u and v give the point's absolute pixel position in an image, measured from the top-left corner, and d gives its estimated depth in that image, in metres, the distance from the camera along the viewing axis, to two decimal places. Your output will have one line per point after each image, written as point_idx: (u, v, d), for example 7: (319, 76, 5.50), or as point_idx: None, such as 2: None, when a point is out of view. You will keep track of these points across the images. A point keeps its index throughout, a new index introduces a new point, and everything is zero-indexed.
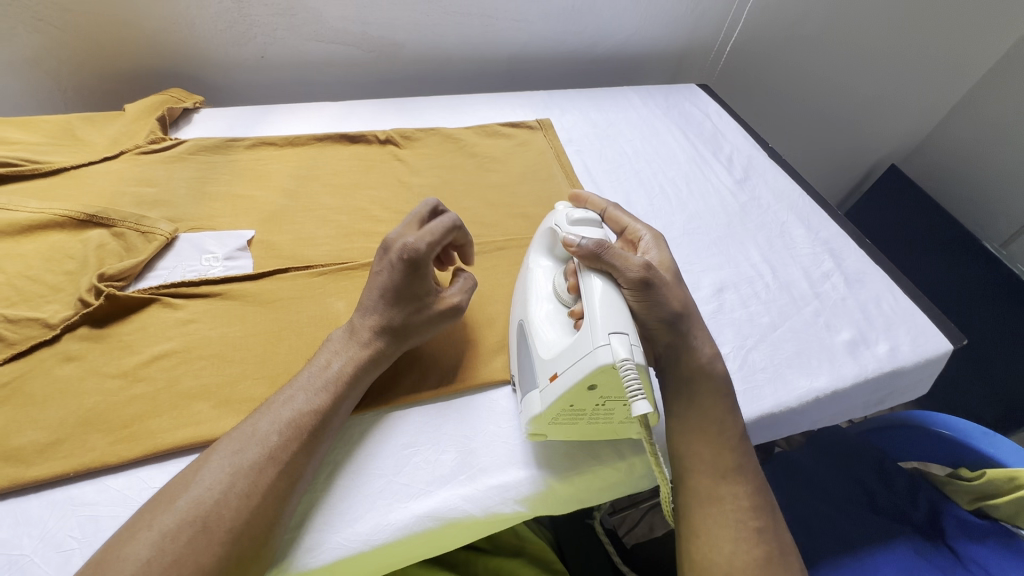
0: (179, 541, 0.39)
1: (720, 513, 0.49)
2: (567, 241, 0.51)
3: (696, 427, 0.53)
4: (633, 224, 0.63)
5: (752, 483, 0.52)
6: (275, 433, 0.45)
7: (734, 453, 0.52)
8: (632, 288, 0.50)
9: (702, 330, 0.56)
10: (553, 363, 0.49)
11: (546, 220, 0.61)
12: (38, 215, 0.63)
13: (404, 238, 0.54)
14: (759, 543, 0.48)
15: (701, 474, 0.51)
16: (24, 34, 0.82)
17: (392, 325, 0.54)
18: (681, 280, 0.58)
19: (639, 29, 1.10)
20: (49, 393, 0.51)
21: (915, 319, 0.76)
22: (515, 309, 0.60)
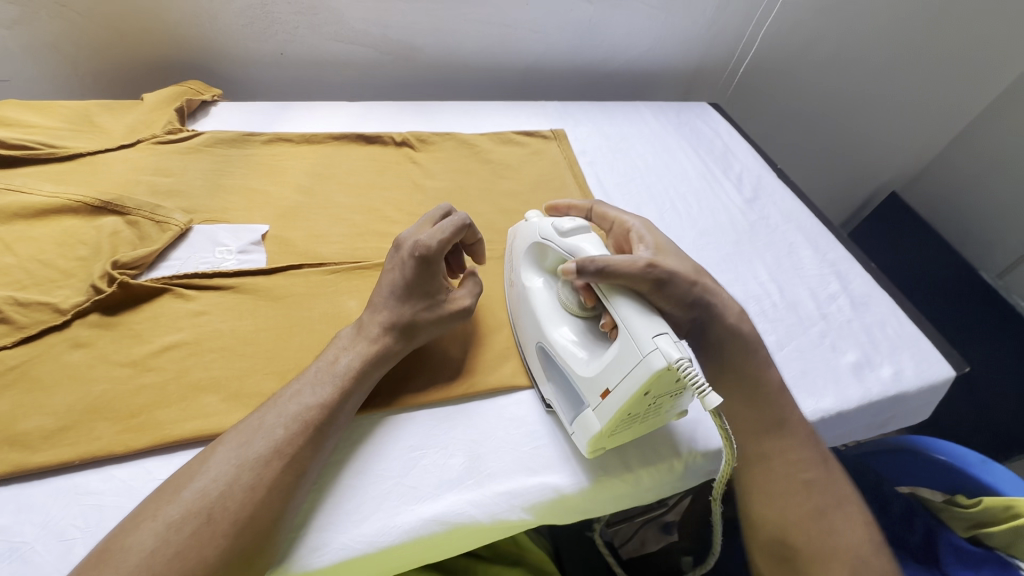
0: (184, 532, 0.38)
1: (769, 470, 0.52)
2: (567, 270, 0.51)
3: (737, 393, 0.55)
4: (621, 215, 0.64)
5: (800, 436, 0.53)
6: (281, 426, 0.45)
7: (776, 412, 0.54)
8: (642, 278, 0.49)
9: (721, 291, 0.56)
10: (601, 378, 0.49)
11: (529, 229, 0.61)
12: (53, 200, 0.62)
13: (416, 238, 0.55)
14: (810, 495, 0.51)
15: (745, 435, 0.54)
16: (45, 19, 0.82)
17: (401, 322, 0.54)
18: (678, 252, 0.58)
19: (654, 46, 1.12)
20: (56, 379, 0.51)
21: (919, 345, 0.77)
22: (525, 329, 0.60)
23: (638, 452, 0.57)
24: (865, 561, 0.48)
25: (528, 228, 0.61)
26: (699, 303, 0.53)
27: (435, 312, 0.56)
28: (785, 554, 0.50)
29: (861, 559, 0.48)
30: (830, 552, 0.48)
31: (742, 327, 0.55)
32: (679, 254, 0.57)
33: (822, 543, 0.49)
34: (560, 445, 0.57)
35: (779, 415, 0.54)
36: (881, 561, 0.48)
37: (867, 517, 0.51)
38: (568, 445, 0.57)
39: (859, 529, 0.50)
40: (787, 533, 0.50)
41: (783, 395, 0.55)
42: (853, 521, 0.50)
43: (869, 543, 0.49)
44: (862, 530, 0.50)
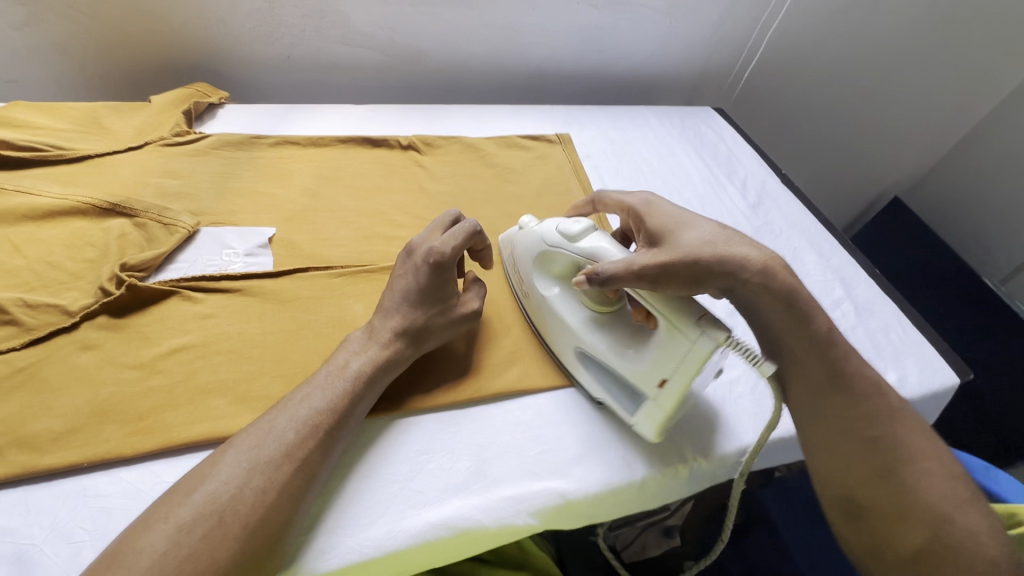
0: (195, 535, 0.39)
1: (828, 428, 0.49)
2: (578, 284, 0.53)
3: (783, 350, 0.50)
4: (624, 197, 0.64)
5: (860, 391, 0.48)
6: (292, 430, 0.45)
7: (831, 366, 0.49)
8: (638, 281, 0.50)
9: (739, 245, 0.52)
10: (654, 371, 0.52)
11: (529, 235, 0.62)
12: (61, 201, 0.63)
13: (429, 243, 0.56)
14: (876, 453, 0.47)
15: (799, 392, 0.50)
16: (53, 20, 0.83)
17: (413, 327, 0.54)
18: (689, 223, 0.55)
19: (658, 50, 1.12)
20: (65, 381, 0.51)
21: (923, 352, 0.77)
22: (549, 332, 0.62)
23: (643, 458, 0.57)
24: (949, 520, 0.44)
25: (528, 234, 0.63)
26: (705, 278, 0.50)
27: (446, 317, 0.56)
28: (854, 512, 0.47)
29: (943, 517, 0.44)
30: (904, 511, 0.45)
31: (772, 285, 0.50)
32: (688, 225, 0.55)
33: (895, 502, 0.45)
34: (565, 449, 0.57)
35: (836, 369, 0.49)
36: (970, 517, 0.44)
37: (949, 468, 0.47)
38: (574, 450, 0.57)
39: (940, 484, 0.45)
40: (853, 492, 0.47)
41: (837, 346, 0.50)
42: (932, 476, 0.46)
43: (953, 498, 0.45)
44: (944, 484, 0.45)
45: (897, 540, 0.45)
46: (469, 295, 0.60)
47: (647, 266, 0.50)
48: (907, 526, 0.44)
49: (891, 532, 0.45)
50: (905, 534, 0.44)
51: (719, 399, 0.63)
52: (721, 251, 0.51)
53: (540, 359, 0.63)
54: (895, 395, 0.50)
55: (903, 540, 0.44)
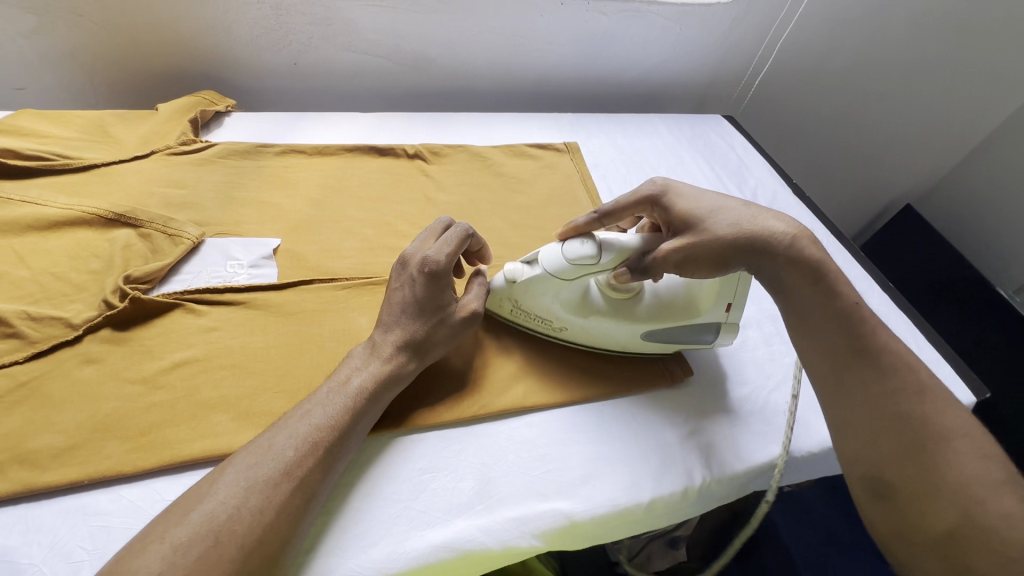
0: (191, 555, 0.38)
1: (850, 403, 0.47)
2: (622, 275, 0.57)
3: (808, 327, 0.51)
4: (634, 192, 0.59)
5: (884, 364, 0.47)
6: (291, 448, 0.45)
7: (855, 340, 0.48)
8: (677, 262, 0.53)
9: (763, 220, 0.52)
10: (718, 302, 0.60)
11: (531, 279, 0.58)
12: (66, 211, 0.62)
13: (423, 253, 0.55)
14: (901, 428, 0.44)
15: (826, 367, 0.50)
16: (62, 29, 0.83)
17: (415, 339, 0.53)
18: (714, 198, 0.55)
19: (668, 58, 1.11)
20: (67, 395, 0.51)
21: (938, 369, 0.75)
22: (593, 340, 0.63)
23: (650, 478, 0.56)
24: (982, 500, 0.40)
25: (527, 280, 0.59)
26: (743, 250, 0.52)
27: (449, 325, 0.56)
28: (882, 491, 0.44)
29: (974, 497, 0.40)
30: (932, 488, 0.42)
31: (798, 259, 0.51)
32: (713, 200, 0.55)
33: (921, 479, 0.42)
34: (571, 467, 0.56)
35: (861, 343, 0.48)
36: (1006, 499, 0.39)
37: (986, 450, 0.42)
38: (580, 468, 0.56)
39: (973, 463, 0.41)
40: (880, 470, 0.44)
41: (864, 319, 0.49)
42: (965, 456, 0.42)
43: (989, 478, 0.41)
44: (979, 463, 0.41)
45: (924, 520, 0.41)
46: (468, 297, 0.59)
47: (684, 245, 0.52)
48: (934, 505, 0.41)
49: (917, 511, 0.42)
50: (933, 513, 0.41)
51: (729, 418, 0.62)
52: (752, 224, 0.52)
53: (546, 375, 0.62)
54: (928, 374, 0.47)
55: (930, 521, 0.41)
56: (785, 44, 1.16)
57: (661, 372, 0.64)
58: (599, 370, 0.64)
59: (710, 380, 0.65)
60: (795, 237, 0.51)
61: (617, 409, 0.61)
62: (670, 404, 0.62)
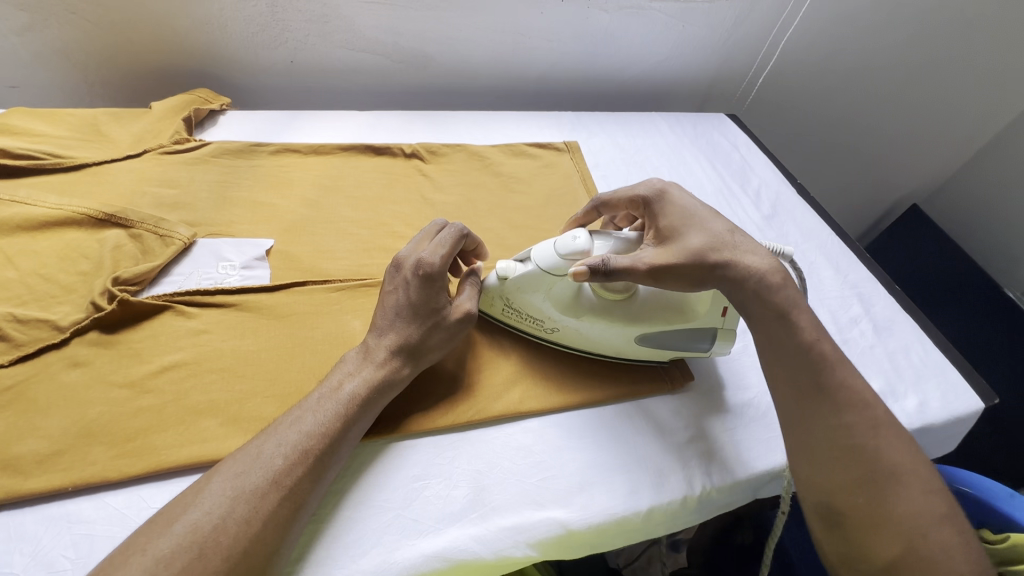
0: (174, 568, 0.37)
1: (810, 434, 0.48)
2: (578, 274, 0.52)
3: (776, 357, 0.51)
4: (630, 189, 0.60)
5: (843, 400, 0.48)
6: (279, 456, 0.43)
7: (815, 374, 0.49)
8: (645, 278, 0.52)
9: (744, 248, 0.53)
10: (714, 307, 0.58)
11: (522, 276, 0.57)
12: (56, 211, 0.61)
13: (417, 255, 0.54)
14: (856, 462, 0.45)
15: (787, 399, 0.50)
16: (56, 26, 0.82)
17: (409, 343, 0.52)
18: (701, 217, 0.55)
19: (671, 55, 1.09)
20: (53, 400, 0.50)
21: (945, 373, 0.73)
22: (584, 343, 0.61)
23: (649, 486, 0.55)
24: (924, 533, 0.42)
25: (518, 277, 0.58)
26: (713, 278, 0.52)
27: (445, 328, 0.54)
28: (835, 519, 0.46)
29: (919, 529, 0.42)
30: (881, 520, 0.43)
31: (767, 291, 0.51)
32: (699, 221, 0.55)
33: (872, 511, 0.44)
34: (568, 474, 0.54)
35: (822, 378, 0.48)
36: (944, 533, 0.42)
37: (928, 484, 0.45)
38: (578, 475, 0.54)
39: (918, 498, 0.44)
40: (835, 500, 0.46)
41: (825, 355, 0.49)
42: (911, 491, 0.44)
43: (931, 512, 0.43)
44: (923, 498, 0.44)
45: (871, 549, 0.43)
46: (464, 298, 0.57)
47: (655, 263, 0.52)
48: (882, 536, 0.43)
49: (867, 541, 0.43)
50: (878, 545, 0.43)
51: (730, 425, 0.60)
52: (727, 253, 0.52)
53: (543, 379, 0.60)
54: (882, 409, 0.48)
55: (878, 551, 0.43)
56: (788, 43, 1.15)
57: (661, 377, 0.63)
58: (598, 374, 0.62)
59: (711, 386, 0.64)
60: (767, 273, 0.52)
61: (616, 415, 0.60)
62: (670, 409, 0.61)
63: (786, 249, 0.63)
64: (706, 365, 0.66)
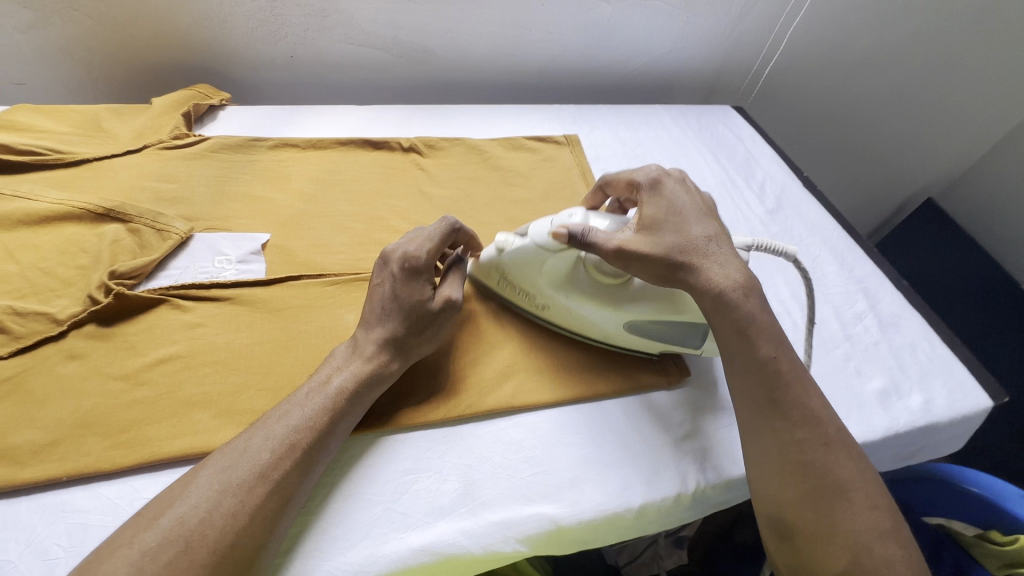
0: (160, 561, 0.37)
1: (762, 447, 0.49)
2: (557, 233, 0.53)
3: (736, 368, 0.51)
4: (630, 172, 0.61)
5: (795, 417, 0.48)
6: (267, 450, 0.44)
7: (770, 388, 0.49)
8: (609, 257, 0.52)
9: (715, 257, 0.53)
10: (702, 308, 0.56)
11: (517, 251, 0.58)
12: (56, 206, 0.62)
13: (404, 248, 0.55)
14: (806, 478, 0.46)
15: (744, 411, 0.51)
16: (59, 23, 0.83)
17: (397, 338, 0.52)
18: (686, 217, 0.55)
19: (675, 47, 1.07)
20: (50, 391, 0.51)
21: (953, 372, 0.71)
22: (568, 323, 0.62)
23: (642, 484, 0.54)
24: (868, 549, 0.44)
25: (513, 251, 0.59)
26: (676, 279, 0.52)
27: (430, 321, 0.54)
28: (784, 532, 0.47)
29: (862, 545, 0.44)
30: (829, 536, 0.45)
31: (727, 303, 0.51)
32: (682, 219, 0.55)
33: (821, 526, 0.45)
34: (560, 469, 0.54)
35: (777, 393, 0.49)
36: (887, 547, 0.44)
37: (875, 500, 0.46)
38: (568, 470, 0.54)
39: (864, 515, 0.45)
40: (785, 513, 0.47)
41: (782, 371, 0.50)
42: (859, 507, 0.45)
43: (875, 529, 0.45)
44: (868, 515, 0.45)
45: (819, 562, 0.45)
46: (446, 286, 0.57)
47: (624, 246, 0.52)
48: (829, 550, 0.44)
49: (814, 555, 0.45)
50: (824, 559, 0.45)
51: (728, 421, 0.60)
52: (694, 258, 0.52)
53: (538, 374, 0.60)
54: (835, 426, 0.49)
55: (826, 565, 0.44)
56: (796, 31, 1.12)
57: (659, 372, 0.62)
58: (595, 369, 0.62)
59: (711, 382, 0.63)
60: (727, 288, 0.51)
61: (611, 412, 0.59)
62: (666, 406, 0.60)
63: (789, 246, 0.60)
64: (705, 361, 0.65)
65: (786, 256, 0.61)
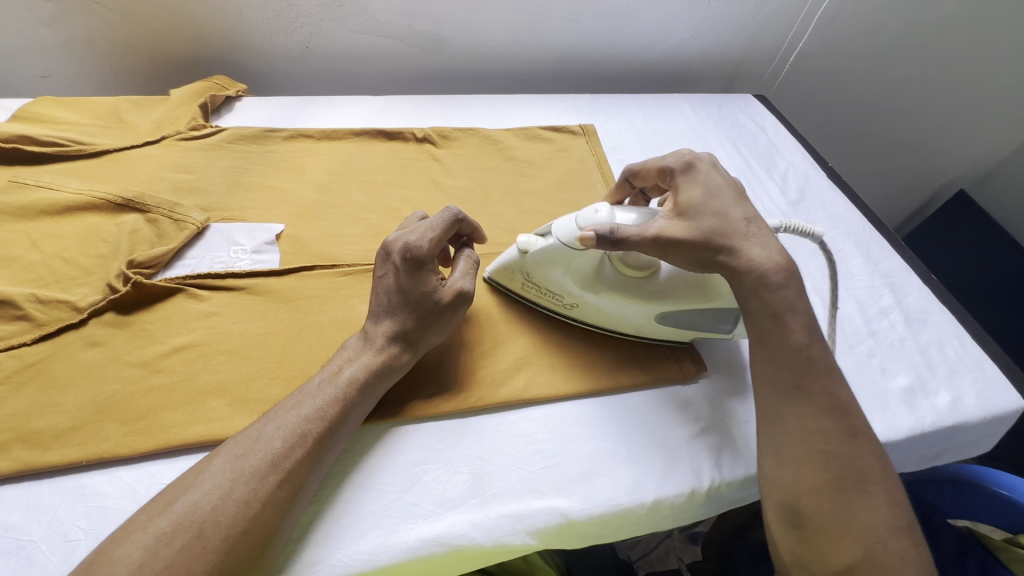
0: (174, 547, 0.38)
1: (784, 431, 0.47)
2: (584, 237, 0.50)
3: (767, 353, 0.50)
4: (659, 158, 0.59)
5: (825, 404, 0.47)
6: (279, 439, 0.44)
7: (801, 371, 0.48)
8: (647, 247, 0.51)
9: (757, 238, 0.52)
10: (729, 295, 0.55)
11: (542, 251, 0.57)
12: (77, 196, 0.64)
13: (405, 239, 0.53)
14: (826, 467, 0.45)
15: (767, 393, 0.49)
16: (81, 16, 0.84)
17: (407, 331, 0.52)
18: (722, 201, 0.53)
19: (696, 33, 1.04)
20: (71, 377, 0.52)
21: (983, 370, 0.68)
22: (599, 321, 0.60)
23: (654, 479, 0.53)
24: (884, 543, 0.43)
25: (538, 252, 0.57)
26: (715, 263, 0.51)
27: (436, 312, 0.53)
28: (795, 522, 0.46)
29: (877, 539, 0.43)
30: (843, 526, 0.44)
31: (765, 288, 0.50)
32: (719, 203, 0.53)
33: (831, 520, 0.44)
34: (572, 461, 0.53)
35: (805, 378, 0.48)
36: (901, 543, 0.43)
37: (894, 496, 0.45)
38: (578, 464, 0.53)
39: (882, 508, 0.44)
40: (797, 501, 0.45)
41: (814, 358, 0.49)
42: (874, 502, 0.44)
43: (892, 524, 0.44)
44: (884, 510, 0.44)
45: (830, 555, 0.44)
46: (457, 276, 0.55)
47: (662, 234, 0.51)
48: (842, 542, 0.44)
49: (826, 546, 0.44)
50: (838, 552, 0.44)
51: (746, 416, 0.58)
52: (735, 241, 0.51)
53: (551, 366, 0.59)
54: (862, 417, 0.48)
55: (836, 554, 0.44)
56: (824, 16, 1.08)
57: (671, 364, 0.61)
58: (609, 361, 0.60)
59: (727, 376, 0.61)
60: (769, 270, 0.50)
61: (625, 405, 0.58)
62: (680, 401, 0.59)
63: (814, 230, 0.60)
64: (721, 355, 0.63)
65: (812, 239, 0.61)
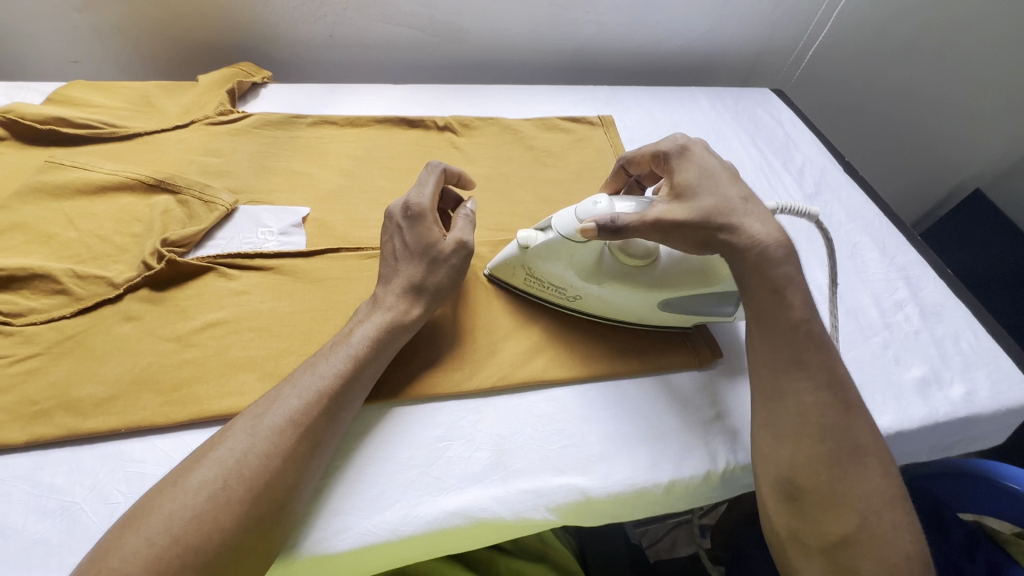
0: (202, 496, 0.40)
1: (784, 406, 0.48)
2: (585, 229, 0.51)
3: (766, 329, 0.50)
4: (654, 145, 0.60)
5: (823, 378, 0.48)
6: (296, 398, 0.46)
7: (796, 347, 0.49)
8: (649, 231, 0.52)
9: (755, 215, 0.52)
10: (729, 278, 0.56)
11: (543, 244, 0.57)
12: (112, 177, 0.65)
13: (404, 199, 0.57)
14: (825, 441, 0.46)
15: (762, 366, 0.51)
16: (112, 2, 0.86)
17: (414, 284, 0.54)
18: (717, 178, 0.54)
19: (715, 27, 1.05)
20: (108, 349, 0.54)
21: (997, 363, 0.69)
22: (608, 313, 0.61)
23: (669, 459, 0.54)
24: (877, 513, 0.44)
25: (539, 245, 0.58)
26: (713, 242, 0.52)
27: (439, 260, 0.55)
28: (791, 494, 0.46)
29: (873, 510, 0.44)
30: (841, 498, 0.45)
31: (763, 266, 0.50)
32: (714, 181, 0.54)
33: (832, 490, 0.45)
34: (590, 441, 0.55)
35: (803, 353, 0.49)
36: (895, 514, 0.45)
37: (888, 467, 0.47)
38: (597, 441, 0.55)
39: (876, 479, 0.46)
40: (797, 476, 0.46)
41: (814, 333, 0.50)
42: (870, 473, 0.46)
43: (886, 494, 0.45)
44: (881, 479, 0.46)
45: (826, 526, 0.45)
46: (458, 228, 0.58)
47: (662, 217, 0.51)
48: (839, 513, 0.45)
49: (822, 518, 0.45)
50: (835, 523, 0.44)
51: None
52: (733, 218, 0.51)
53: (569, 350, 0.60)
54: (855, 392, 0.49)
55: (833, 525, 0.44)
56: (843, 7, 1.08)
57: (689, 352, 0.62)
58: (626, 347, 0.62)
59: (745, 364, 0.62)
60: (769, 245, 0.51)
61: (642, 389, 0.59)
62: (697, 386, 0.60)
63: (812, 207, 0.59)
64: (737, 342, 0.64)
65: (811, 218, 0.60)
